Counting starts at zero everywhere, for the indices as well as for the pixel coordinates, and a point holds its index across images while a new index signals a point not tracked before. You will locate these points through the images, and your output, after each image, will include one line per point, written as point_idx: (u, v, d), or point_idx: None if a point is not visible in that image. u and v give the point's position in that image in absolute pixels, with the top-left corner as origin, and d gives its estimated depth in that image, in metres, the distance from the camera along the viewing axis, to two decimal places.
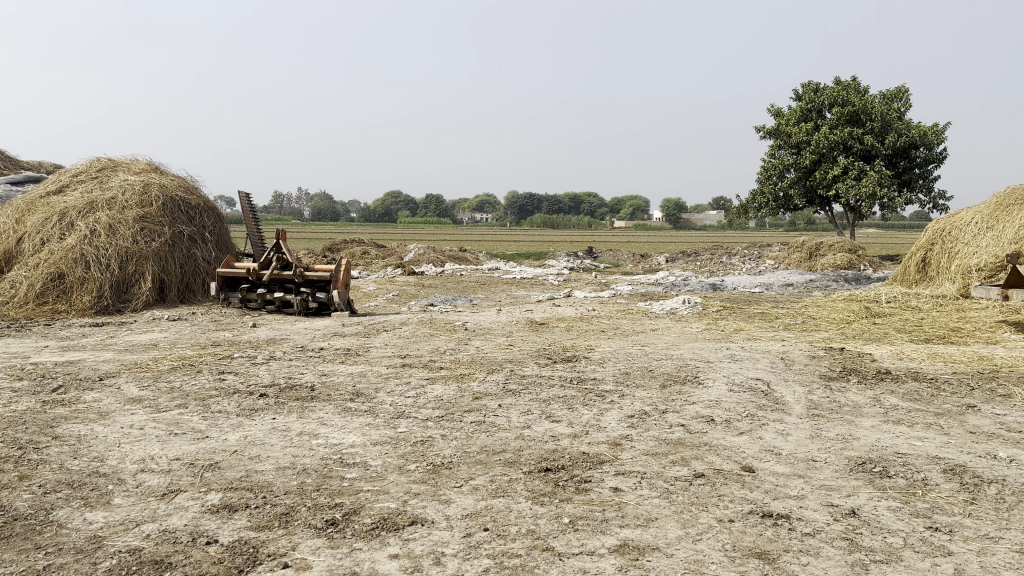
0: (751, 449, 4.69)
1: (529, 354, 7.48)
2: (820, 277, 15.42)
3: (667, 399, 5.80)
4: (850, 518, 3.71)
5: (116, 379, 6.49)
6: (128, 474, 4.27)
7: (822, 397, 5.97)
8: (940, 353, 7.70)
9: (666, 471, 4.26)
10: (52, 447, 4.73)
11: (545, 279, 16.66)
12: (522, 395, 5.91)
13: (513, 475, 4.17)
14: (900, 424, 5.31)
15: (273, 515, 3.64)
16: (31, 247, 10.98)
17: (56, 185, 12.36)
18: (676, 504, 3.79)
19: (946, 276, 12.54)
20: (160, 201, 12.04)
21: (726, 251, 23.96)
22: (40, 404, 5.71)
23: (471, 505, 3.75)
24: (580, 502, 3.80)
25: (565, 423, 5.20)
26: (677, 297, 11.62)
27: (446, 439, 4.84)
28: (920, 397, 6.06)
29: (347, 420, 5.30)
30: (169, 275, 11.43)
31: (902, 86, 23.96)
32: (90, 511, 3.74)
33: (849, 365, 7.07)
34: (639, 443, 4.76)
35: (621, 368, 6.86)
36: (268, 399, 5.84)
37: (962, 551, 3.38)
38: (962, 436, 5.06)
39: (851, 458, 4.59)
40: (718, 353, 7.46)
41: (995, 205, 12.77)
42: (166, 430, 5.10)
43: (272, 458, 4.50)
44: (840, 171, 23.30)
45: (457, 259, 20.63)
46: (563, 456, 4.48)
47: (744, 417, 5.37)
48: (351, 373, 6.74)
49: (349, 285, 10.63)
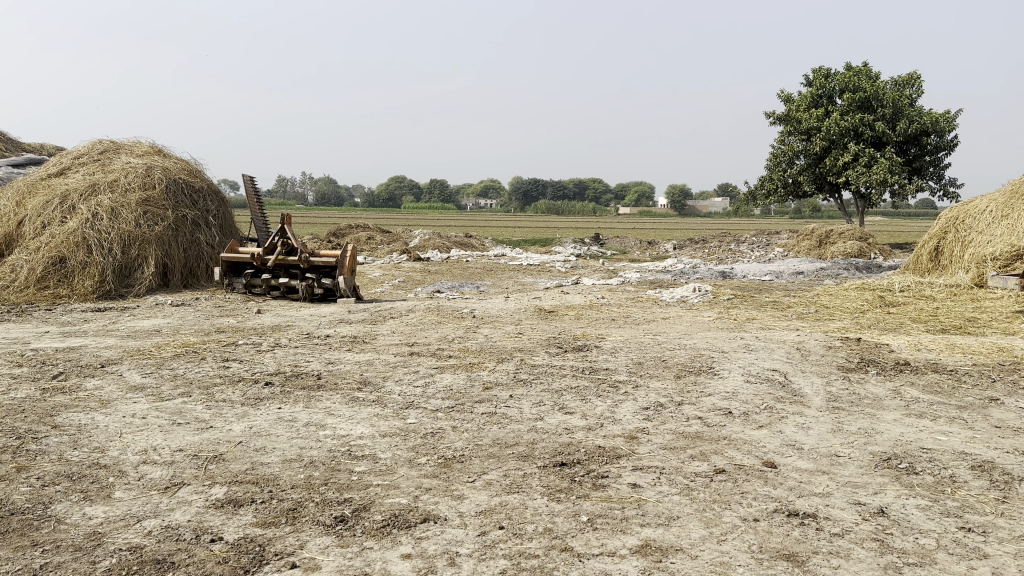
0: (773, 444, 4.54)
1: (539, 343, 7.33)
2: (831, 265, 15.22)
3: (682, 391, 5.65)
4: (879, 517, 3.57)
5: (118, 366, 6.36)
6: (130, 466, 4.14)
7: (841, 389, 5.82)
8: (958, 345, 7.52)
9: (686, 467, 4.12)
10: (52, 437, 4.61)
11: (551, 265, 16.50)
12: (534, 386, 5.76)
13: (528, 470, 4.03)
14: (923, 418, 5.16)
15: (279, 511, 3.51)
16: (33, 230, 10.85)
17: (57, 168, 12.19)
18: (698, 502, 3.64)
19: (959, 265, 12.34)
20: (163, 183, 11.88)
21: (734, 239, 23.74)
22: (40, 391, 5.59)
23: (485, 502, 3.62)
24: (598, 498, 3.66)
25: (579, 415, 5.06)
26: (687, 285, 11.46)
27: (458, 431, 4.70)
28: (941, 389, 5.91)
29: (355, 409, 5.17)
30: (172, 259, 11.30)
31: (914, 72, 23.61)
32: (90, 506, 3.61)
33: (867, 356, 6.91)
34: (657, 437, 4.61)
35: (634, 357, 6.70)
36: (274, 387, 5.72)
37: (998, 554, 3.23)
38: (987, 431, 4.90)
39: (876, 453, 4.44)
40: (732, 343, 7.31)
41: (1010, 192, 12.50)
42: (169, 419, 4.97)
43: (278, 450, 4.37)
44: (850, 158, 23.03)
45: (462, 245, 20.45)
46: (578, 450, 4.35)
47: (762, 410, 5.23)
48: (358, 361, 6.60)
49: (355, 272, 10.52)
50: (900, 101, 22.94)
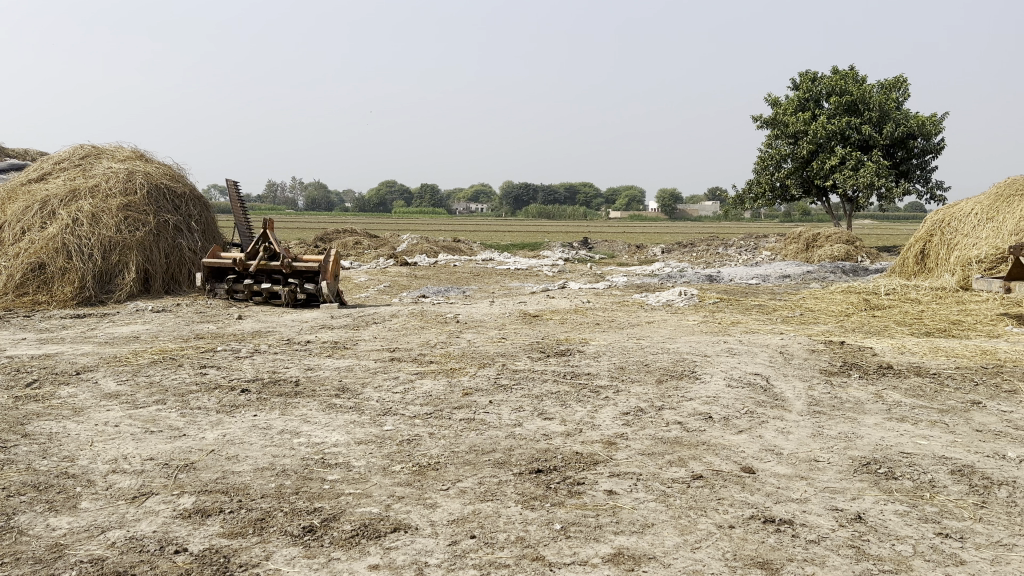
0: (752, 449, 4.51)
1: (521, 348, 7.28)
2: (818, 269, 15.25)
3: (663, 396, 5.60)
4: (856, 524, 3.53)
5: (94, 374, 6.26)
6: (98, 475, 4.06)
7: (823, 393, 5.79)
8: (942, 348, 7.52)
9: (663, 473, 4.07)
10: (20, 446, 4.52)
11: (539, 270, 16.47)
12: (515, 391, 5.71)
13: (504, 477, 3.97)
14: (904, 422, 5.14)
15: (247, 521, 3.44)
16: (12, 235, 10.72)
17: (38, 173, 12.06)
18: (674, 509, 3.60)
19: (945, 268, 12.37)
20: (145, 189, 11.77)
21: (722, 242, 23.80)
22: (12, 400, 5.49)
23: (458, 510, 3.56)
24: (572, 506, 3.61)
25: (558, 420, 5.00)
26: (673, 289, 11.44)
27: (434, 437, 4.64)
28: (923, 393, 5.88)
29: (331, 417, 5.09)
30: (154, 265, 11.19)
31: (900, 76, 23.74)
32: (54, 516, 3.53)
33: (850, 359, 6.89)
34: (635, 442, 4.57)
35: (616, 362, 6.66)
36: (251, 395, 5.63)
37: (975, 561, 3.20)
38: (968, 435, 4.88)
39: (855, 458, 4.40)
40: (715, 347, 7.29)
41: (995, 195, 12.56)
42: (142, 427, 4.89)
43: (250, 459, 4.30)
44: (837, 161, 23.13)
45: (450, 250, 20.41)
46: (555, 456, 4.30)
47: (743, 415, 5.19)
48: (338, 367, 6.53)
49: (338, 276, 10.43)
50: (886, 104, 23.04)
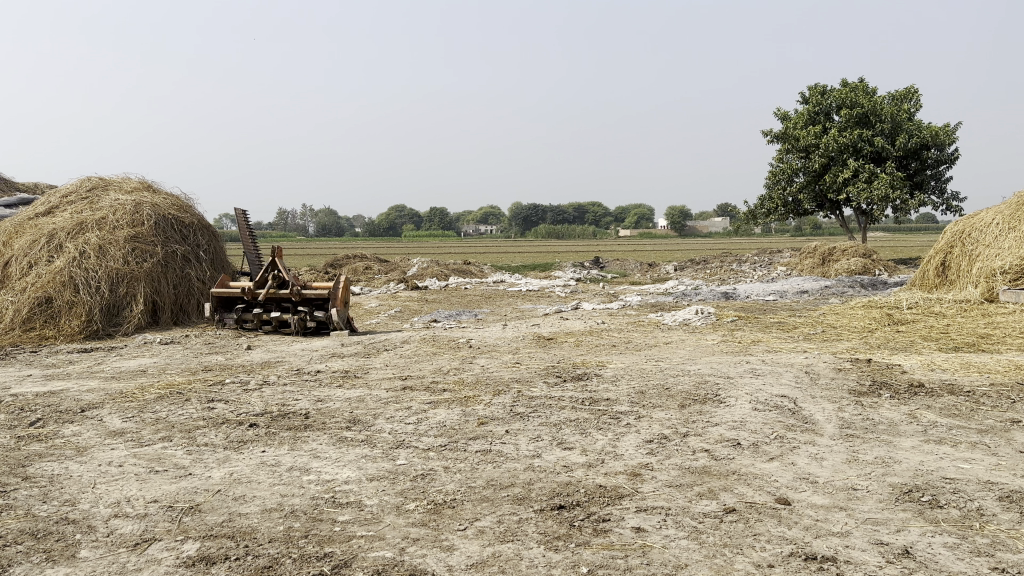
0: (785, 478, 4.26)
1: (536, 373, 7.08)
2: (837, 283, 14.97)
3: (687, 422, 5.36)
4: (904, 559, 3.28)
5: (99, 411, 6.09)
6: (99, 520, 3.87)
7: (854, 415, 5.54)
8: (973, 363, 7.23)
9: (693, 506, 3.84)
10: (21, 490, 4.34)
11: (551, 291, 16.26)
12: (532, 420, 5.48)
13: (524, 514, 3.76)
14: (943, 444, 4.87)
15: (253, 569, 3.24)
16: (19, 270, 10.63)
17: (45, 207, 12.02)
18: (707, 547, 3.37)
19: (967, 280, 12.07)
20: (152, 220, 11.73)
21: (735, 258, 23.50)
22: (14, 440, 5.32)
23: (477, 553, 3.34)
24: (599, 546, 3.39)
25: (578, 450, 4.79)
26: (689, 307, 11.20)
27: (450, 471, 4.43)
28: (959, 412, 5.62)
29: (342, 451, 4.90)
30: (161, 296, 11.11)
31: (911, 86, 23.53)
32: (51, 568, 3.34)
33: (880, 378, 6.61)
34: (662, 473, 4.34)
35: (635, 386, 6.43)
36: (259, 429, 5.45)
37: None
38: (1013, 457, 4.60)
39: (896, 486, 4.15)
40: (738, 368, 7.04)
41: (1016, 205, 12.29)
42: (146, 467, 4.70)
43: (259, 499, 4.10)
44: (850, 174, 22.93)
45: (462, 273, 20.27)
46: (577, 491, 4.07)
47: (772, 440, 4.95)
48: (348, 398, 6.33)
49: (349, 303, 10.24)
50: (898, 115, 22.81)
